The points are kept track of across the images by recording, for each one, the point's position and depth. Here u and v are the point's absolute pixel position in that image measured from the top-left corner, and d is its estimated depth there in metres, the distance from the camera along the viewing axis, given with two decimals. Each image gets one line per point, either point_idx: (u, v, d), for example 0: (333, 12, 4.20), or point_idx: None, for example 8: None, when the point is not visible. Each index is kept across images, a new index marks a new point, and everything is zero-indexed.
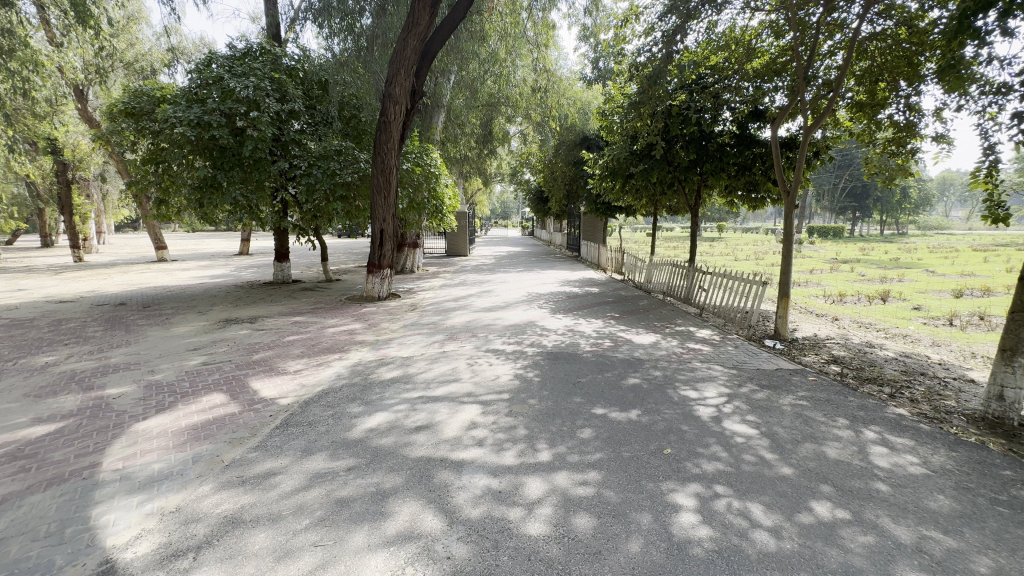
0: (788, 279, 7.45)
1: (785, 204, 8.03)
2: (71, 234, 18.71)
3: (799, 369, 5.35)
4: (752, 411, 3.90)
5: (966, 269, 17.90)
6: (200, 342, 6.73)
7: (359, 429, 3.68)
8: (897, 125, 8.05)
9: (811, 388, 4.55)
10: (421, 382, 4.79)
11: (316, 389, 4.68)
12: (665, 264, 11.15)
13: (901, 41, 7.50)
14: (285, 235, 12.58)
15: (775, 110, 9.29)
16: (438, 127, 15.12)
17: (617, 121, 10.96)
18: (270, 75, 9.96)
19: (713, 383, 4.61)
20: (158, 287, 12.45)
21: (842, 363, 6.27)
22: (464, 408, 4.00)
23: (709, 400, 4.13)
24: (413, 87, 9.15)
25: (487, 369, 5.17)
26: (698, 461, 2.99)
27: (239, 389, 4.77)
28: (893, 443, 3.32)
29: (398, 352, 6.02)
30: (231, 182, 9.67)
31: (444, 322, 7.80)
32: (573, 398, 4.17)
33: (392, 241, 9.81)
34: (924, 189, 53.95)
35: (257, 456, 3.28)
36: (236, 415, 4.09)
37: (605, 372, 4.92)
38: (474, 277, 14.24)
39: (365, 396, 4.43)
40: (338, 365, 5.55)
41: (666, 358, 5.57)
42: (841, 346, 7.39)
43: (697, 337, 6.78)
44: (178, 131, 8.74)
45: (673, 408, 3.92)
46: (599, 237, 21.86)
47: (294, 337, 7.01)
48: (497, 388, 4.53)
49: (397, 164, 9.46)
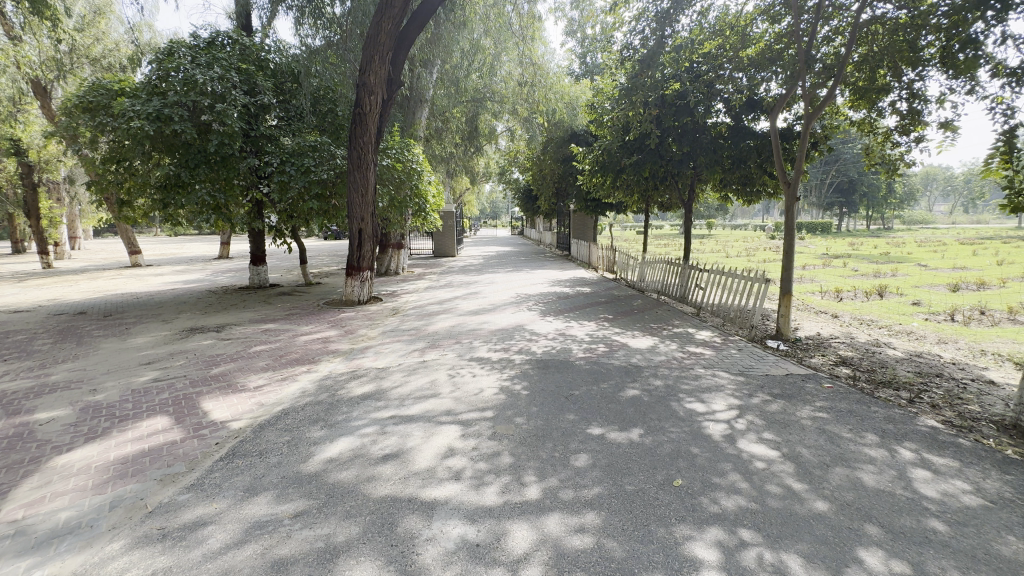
0: (790, 275, 7.04)
1: (785, 196, 7.58)
2: (39, 241, 17.79)
3: (811, 374, 4.91)
4: (770, 427, 3.42)
5: (958, 264, 17.72)
6: (156, 356, 6.12)
7: (317, 459, 3.15)
8: (900, 113, 7.67)
9: (829, 397, 4.11)
10: (395, 398, 4.25)
11: (275, 409, 4.14)
12: (658, 262, 10.72)
13: (900, 26, 7.18)
14: (261, 237, 11.94)
15: (772, 100, 8.91)
16: (422, 123, 14.08)
17: (608, 111, 10.52)
18: (237, 66, 9.34)
19: (721, 393, 4.14)
20: (125, 295, 11.75)
21: (851, 366, 5.85)
22: (441, 431, 3.48)
23: (719, 414, 3.66)
24: (388, 76, 8.72)
25: (471, 380, 4.66)
26: (715, 496, 2.51)
27: (187, 411, 4.20)
28: (936, 466, 2.86)
29: (374, 362, 5.49)
30: (197, 180, 9.05)
31: (426, 327, 7.27)
32: (565, 416, 3.67)
33: (371, 241, 9.25)
34: (908, 184, 54.38)
35: (189, 500, 2.73)
36: (176, 443, 3.53)
37: (601, 383, 4.42)
38: (461, 278, 13.71)
39: (329, 417, 3.89)
40: (305, 379, 5.00)
41: (666, 364, 5.11)
42: (846, 345, 7.00)
43: (697, 340, 6.33)
44: (135, 125, 8.10)
45: (681, 426, 3.44)
46: (590, 236, 21.43)
47: (262, 348, 6.42)
48: (480, 403, 4.01)
49: (375, 159, 8.88)
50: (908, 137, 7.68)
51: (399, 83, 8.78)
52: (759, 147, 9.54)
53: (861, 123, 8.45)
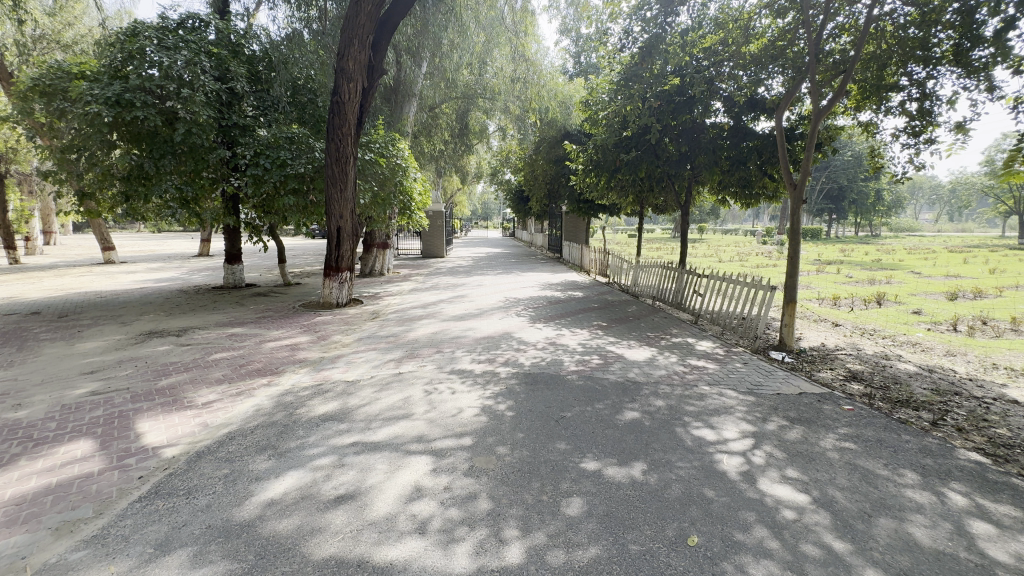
0: (794, 282, 6.59)
1: (791, 199, 7.07)
2: (4, 235, 16.85)
3: (825, 393, 4.44)
4: (793, 462, 2.94)
5: (951, 272, 17.51)
6: (101, 364, 5.49)
7: (254, 502, 2.60)
8: (909, 113, 7.28)
9: (852, 423, 3.64)
10: (361, 420, 3.71)
11: (220, 432, 3.57)
12: (652, 266, 10.27)
13: (907, 24, 6.82)
14: (236, 234, 11.29)
15: (774, 99, 8.50)
16: (411, 118, 13.61)
17: (605, 107, 10.02)
18: (208, 50, 8.72)
19: (732, 417, 3.65)
20: (87, 294, 10.96)
21: (863, 382, 5.39)
22: (409, 464, 2.95)
23: (732, 444, 3.17)
24: (369, 62, 8.19)
25: (449, 398, 4.12)
26: (741, 563, 2.02)
27: (117, 433, 3.61)
28: (997, 517, 2.39)
29: (343, 374, 4.94)
30: (163, 171, 8.41)
31: (406, 334, 6.73)
32: (555, 445, 3.15)
33: (350, 240, 8.69)
34: (896, 193, 54.96)
35: (82, 559, 2.18)
36: (91, 476, 2.95)
37: (596, 403, 3.91)
38: (448, 280, 13.15)
39: (281, 443, 3.34)
40: (263, 393, 4.43)
41: (666, 380, 4.61)
42: (855, 358, 6.56)
43: (698, 351, 5.85)
44: (91, 110, 7.41)
45: (690, 460, 2.94)
46: (582, 238, 20.96)
47: (222, 355, 5.82)
48: (458, 428, 3.48)
49: (354, 152, 8.29)
50: (918, 139, 7.28)
51: (381, 70, 8.22)
52: (759, 147, 9.10)
53: (866, 124, 8.05)
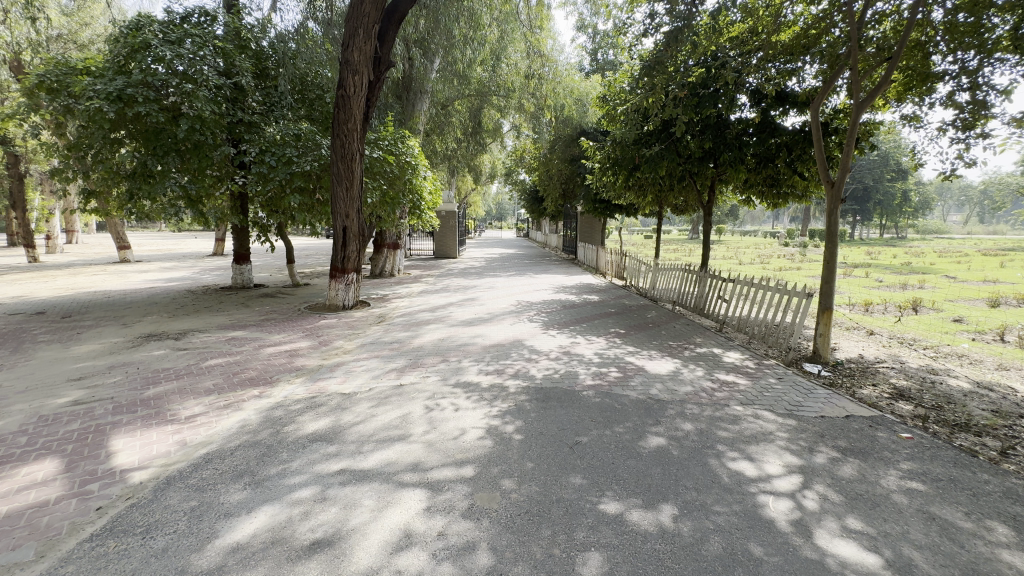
0: (831, 289, 6.03)
1: (828, 198, 6.50)
2: (24, 233, 17.01)
3: (876, 417, 3.91)
4: (853, 509, 2.46)
5: (988, 276, 16.56)
6: (91, 369, 5.23)
7: (216, 547, 2.23)
8: (960, 105, 6.64)
9: (914, 456, 3.14)
10: (353, 441, 3.34)
11: (197, 453, 3.23)
12: (673, 269, 9.74)
13: (957, 8, 6.15)
14: (245, 233, 11.08)
15: (807, 91, 7.91)
16: (422, 115, 13.18)
17: (623, 103, 9.54)
18: (213, 44, 8.47)
19: (773, 447, 3.18)
20: (96, 293, 10.86)
21: (913, 401, 4.82)
22: (402, 500, 2.56)
23: (778, 482, 2.71)
24: (375, 54, 7.84)
25: (452, 417, 3.72)
26: None
27: (88, 452, 3.30)
28: None
29: (340, 385, 4.58)
30: (166, 169, 8.20)
31: (411, 341, 6.36)
32: (569, 479, 2.73)
33: (357, 240, 8.36)
34: (924, 195, 53.08)
35: None
36: (45, 507, 2.62)
37: (615, 426, 3.48)
38: (459, 282, 12.80)
39: (263, 468, 2.99)
40: (253, 407, 4.09)
41: (694, 398, 4.15)
42: (898, 373, 5.96)
43: (727, 364, 5.35)
44: (92, 105, 7.17)
45: (729, 503, 2.49)
46: (597, 239, 20.47)
47: (217, 362, 5.51)
48: (459, 454, 3.08)
49: (361, 149, 7.96)
50: (969, 134, 6.63)
51: (388, 62, 7.88)
52: (789, 143, 8.49)
53: (908, 118, 7.41)
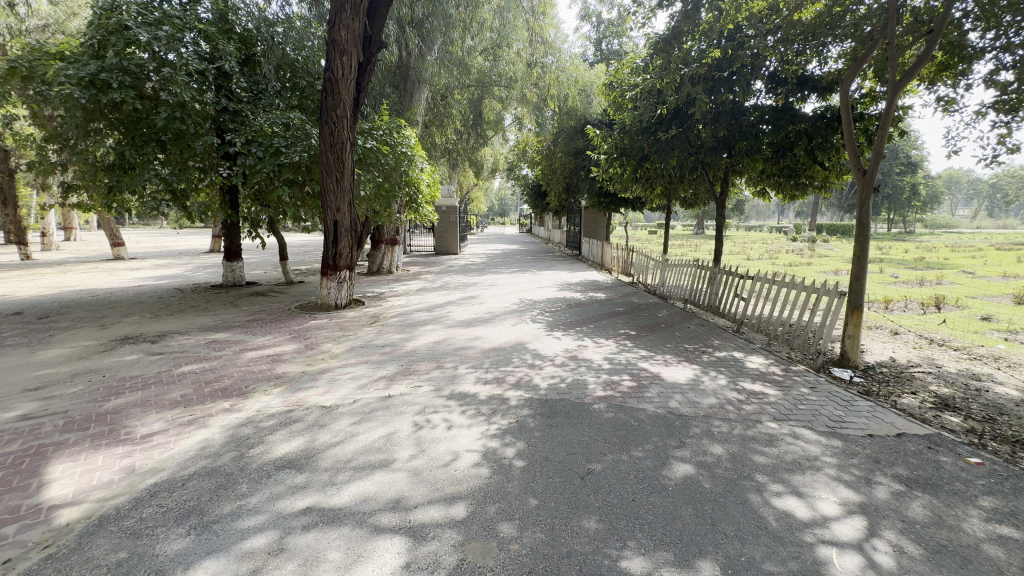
0: (862, 286, 5.48)
1: (859, 187, 5.93)
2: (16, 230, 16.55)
3: (933, 437, 3.38)
4: (940, 568, 1.96)
5: (1006, 271, 15.92)
6: (50, 378, 4.74)
7: None
8: (1004, 86, 6.03)
9: (991, 489, 2.63)
10: (326, 468, 2.85)
11: (144, 484, 2.75)
12: (683, 265, 9.19)
13: None
14: (235, 230, 10.62)
15: (830, 74, 7.31)
16: (420, 106, 12.58)
17: (631, 89, 8.94)
18: (195, 27, 7.96)
19: (822, 477, 2.67)
20: (80, 292, 10.41)
21: (963, 413, 4.27)
22: (376, 553, 2.07)
23: (838, 528, 2.21)
24: (365, 34, 7.36)
25: (443, 437, 3.22)
26: None
27: (15, 482, 2.80)
28: None
29: (321, 397, 4.09)
30: (146, 161, 7.73)
31: (404, 344, 5.88)
32: (583, 523, 2.24)
33: (349, 235, 7.86)
34: (934, 189, 52.00)
35: None
36: None
37: (634, 450, 2.98)
38: (459, 279, 12.28)
39: (217, 504, 2.51)
40: (220, 423, 3.61)
41: (721, 413, 3.63)
42: (938, 379, 5.39)
43: (751, 371, 4.83)
44: (64, 91, 6.72)
45: (783, 559, 1.99)
46: (602, 234, 19.93)
47: (191, 368, 5.04)
48: (449, 487, 2.59)
49: (352, 137, 7.44)
50: (1016, 116, 6.01)
51: (379, 42, 7.38)
52: (809, 131, 7.85)
53: (944, 101, 6.80)
